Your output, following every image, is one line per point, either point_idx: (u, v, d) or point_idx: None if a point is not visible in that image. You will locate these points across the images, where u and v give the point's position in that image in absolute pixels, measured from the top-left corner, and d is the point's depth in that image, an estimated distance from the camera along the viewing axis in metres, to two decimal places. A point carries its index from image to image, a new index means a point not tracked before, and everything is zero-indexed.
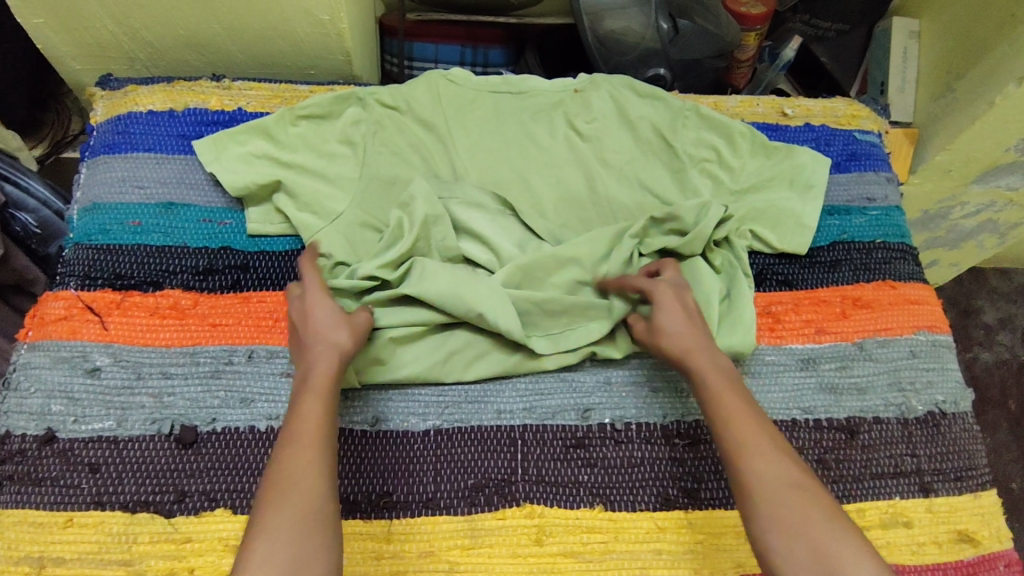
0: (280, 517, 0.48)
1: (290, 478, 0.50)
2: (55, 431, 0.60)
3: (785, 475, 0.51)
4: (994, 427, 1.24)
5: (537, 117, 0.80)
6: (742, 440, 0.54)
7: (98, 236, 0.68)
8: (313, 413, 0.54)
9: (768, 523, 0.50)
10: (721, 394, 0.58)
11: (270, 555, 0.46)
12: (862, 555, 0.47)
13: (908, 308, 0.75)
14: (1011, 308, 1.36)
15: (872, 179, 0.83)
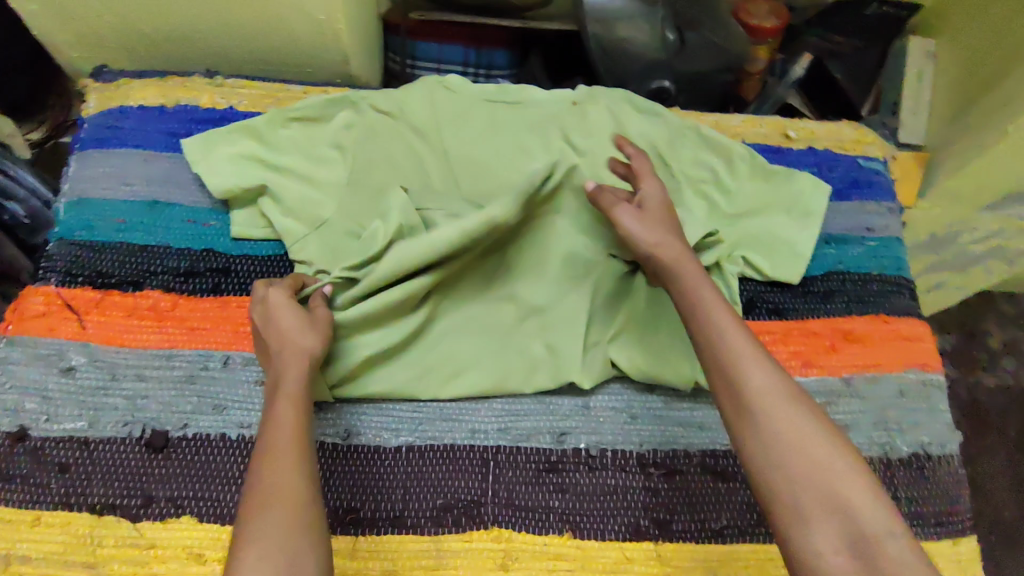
0: (270, 518, 0.46)
1: (272, 479, 0.48)
2: (27, 429, 0.60)
3: (777, 385, 0.51)
4: (993, 453, 1.22)
5: (532, 129, 0.78)
6: (738, 350, 0.53)
7: (82, 232, 0.68)
8: (288, 416, 0.53)
9: (765, 435, 0.49)
10: (712, 308, 0.57)
11: (263, 554, 0.44)
12: (852, 468, 0.47)
13: (899, 344, 0.73)
14: (1018, 333, 1.33)
15: (873, 208, 0.81)
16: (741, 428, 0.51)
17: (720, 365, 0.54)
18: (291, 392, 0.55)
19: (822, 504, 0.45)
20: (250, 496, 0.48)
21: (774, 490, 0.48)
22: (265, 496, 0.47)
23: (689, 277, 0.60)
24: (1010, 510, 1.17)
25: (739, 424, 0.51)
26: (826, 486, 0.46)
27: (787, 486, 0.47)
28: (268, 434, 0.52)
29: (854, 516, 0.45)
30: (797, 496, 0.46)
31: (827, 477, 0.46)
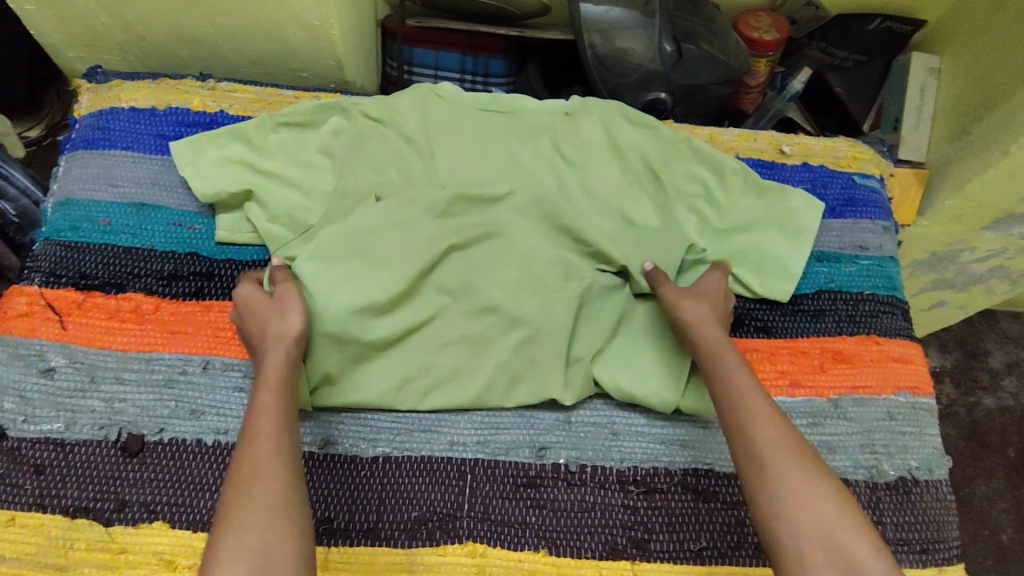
0: (248, 511, 0.48)
1: (253, 470, 0.50)
2: (4, 429, 0.60)
3: (789, 444, 0.54)
4: (991, 474, 1.20)
5: (523, 140, 0.78)
6: (754, 409, 0.57)
7: (67, 233, 0.68)
8: (270, 408, 0.55)
9: (776, 493, 0.52)
10: (732, 367, 0.60)
11: (241, 546, 0.46)
12: (855, 525, 0.50)
13: (889, 366, 0.72)
14: (1019, 353, 1.31)
15: (867, 227, 0.79)
16: (753, 483, 0.53)
17: (734, 424, 0.57)
18: (271, 379, 0.57)
19: (827, 560, 0.48)
20: (232, 487, 0.50)
21: (782, 542, 0.50)
22: (245, 488, 0.49)
23: (711, 336, 0.63)
24: (1006, 532, 1.15)
25: (751, 480, 0.54)
26: (833, 543, 0.49)
27: (794, 540, 0.50)
28: (250, 427, 0.54)
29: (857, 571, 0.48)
30: (803, 549, 0.49)
31: (832, 533, 0.49)
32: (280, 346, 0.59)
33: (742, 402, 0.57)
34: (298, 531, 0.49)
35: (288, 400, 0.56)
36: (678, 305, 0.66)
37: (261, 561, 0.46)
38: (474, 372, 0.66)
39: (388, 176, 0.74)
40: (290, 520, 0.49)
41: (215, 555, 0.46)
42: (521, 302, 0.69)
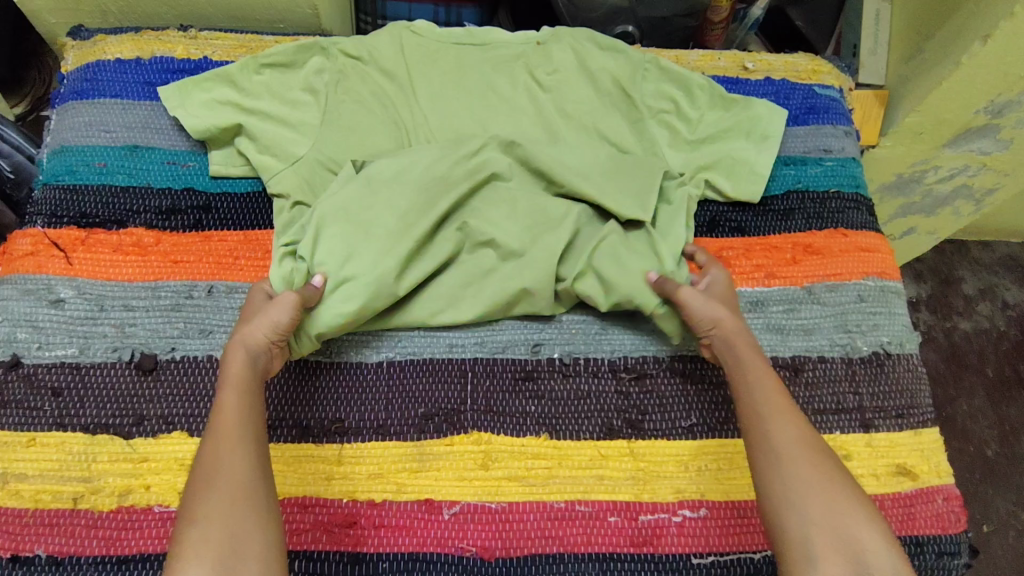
0: (211, 502, 0.49)
1: (213, 465, 0.51)
2: (20, 357, 0.62)
3: (805, 439, 0.55)
4: (971, 393, 1.23)
5: (499, 68, 0.80)
6: (774, 405, 0.58)
7: (65, 177, 0.71)
8: (230, 403, 0.55)
9: (791, 487, 0.53)
10: (748, 358, 0.61)
11: (206, 537, 0.48)
12: (866, 519, 0.52)
13: (858, 255, 0.76)
14: (992, 278, 1.35)
15: (830, 131, 0.84)
16: (767, 472, 0.55)
17: (752, 415, 0.58)
18: (233, 377, 0.56)
19: (834, 552, 0.50)
20: (196, 479, 0.51)
21: (792, 530, 0.52)
22: (206, 485, 0.50)
23: (732, 329, 0.63)
24: (990, 447, 1.18)
25: (765, 470, 0.55)
26: (842, 537, 0.50)
27: (805, 531, 0.51)
28: (213, 423, 0.54)
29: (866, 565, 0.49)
30: (811, 539, 0.51)
31: (843, 527, 0.51)
32: (240, 344, 0.59)
33: (763, 395, 0.59)
34: (264, 520, 0.50)
35: (252, 393, 0.56)
36: (711, 309, 0.64)
37: (223, 553, 0.47)
38: (461, 280, 0.69)
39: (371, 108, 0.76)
40: (256, 513, 0.50)
41: (180, 546, 0.47)
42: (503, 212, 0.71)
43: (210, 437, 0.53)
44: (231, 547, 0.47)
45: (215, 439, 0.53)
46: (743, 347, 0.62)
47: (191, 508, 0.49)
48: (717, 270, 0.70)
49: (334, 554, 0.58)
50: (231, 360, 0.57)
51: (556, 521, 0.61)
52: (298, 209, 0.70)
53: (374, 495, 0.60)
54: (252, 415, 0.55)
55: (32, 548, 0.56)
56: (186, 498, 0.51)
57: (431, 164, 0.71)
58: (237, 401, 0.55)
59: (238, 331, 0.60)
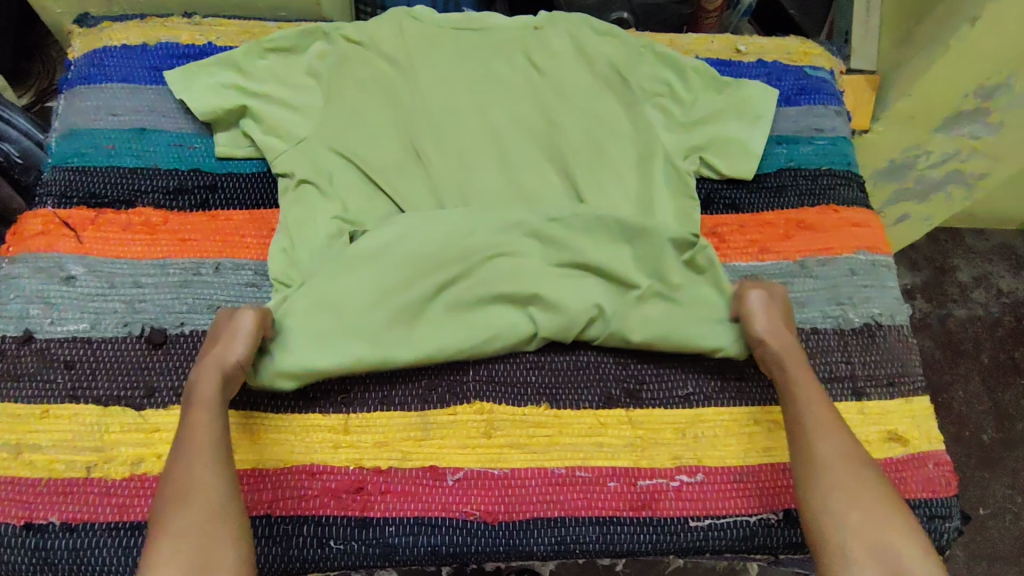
0: (184, 519, 0.50)
1: (185, 481, 0.52)
2: (33, 332, 0.64)
3: (848, 456, 0.57)
4: (967, 379, 1.25)
5: (497, 52, 0.81)
6: (817, 416, 0.59)
7: (74, 158, 0.72)
8: (202, 421, 0.55)
9: (828, 498, 0.55)
10: (799, 372, 0.62)
11: (178, 552, 0.49)
12: (906, 531, 0.53)
13: (849, 230, 0.78)
14: (986, 266, 1.37)
15: (821, 111, 0.85)
16: (809, 482, 0.57)
17: (798, 427, 0.60)
18: (205, 397, 0.57)
19: (872, 561, 0.51)
20: (166, 496, 0.52)
21: (830, 539, 0.54)
22: (178, 500, 0.51)
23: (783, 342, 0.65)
24: (986, 431, 1.20)
25: (807, 481, 0.57)
26: (881, 546, 0.52)
27: (844, 540, 0.53)
28: (184, 441, 0.55)
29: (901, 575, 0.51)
30: (848, 547, 0.53)
31: (881, 537, 0.52)
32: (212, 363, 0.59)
33: (811, 405, 0.60)
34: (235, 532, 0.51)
35: (222, 410, 0.57)
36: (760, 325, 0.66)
37: (196, 568, 0.48)
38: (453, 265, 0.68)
39: (372, 92, 0.77)
40: (229, 525, 0.51)
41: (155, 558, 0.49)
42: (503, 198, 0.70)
43: (181, 454, 0.54)
44: (204, 563, 0.48)
45: (187, 456, 0.54)
46: (791, 362, 0.63)
47: (162, 524, 0.50)
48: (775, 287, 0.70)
49: (341, 518, 0.60)
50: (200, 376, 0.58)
51: (557, 486, 0.62)
52: (303, 187, 0.71)
53: (380, 463, 0.62)
54: (221, 431, 0.56)
55: (45, 516, 0.58)
56: (158, 513, 0.52)
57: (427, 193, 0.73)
58: (208, 417, 0.56)
59: (209, 354, 0.60)
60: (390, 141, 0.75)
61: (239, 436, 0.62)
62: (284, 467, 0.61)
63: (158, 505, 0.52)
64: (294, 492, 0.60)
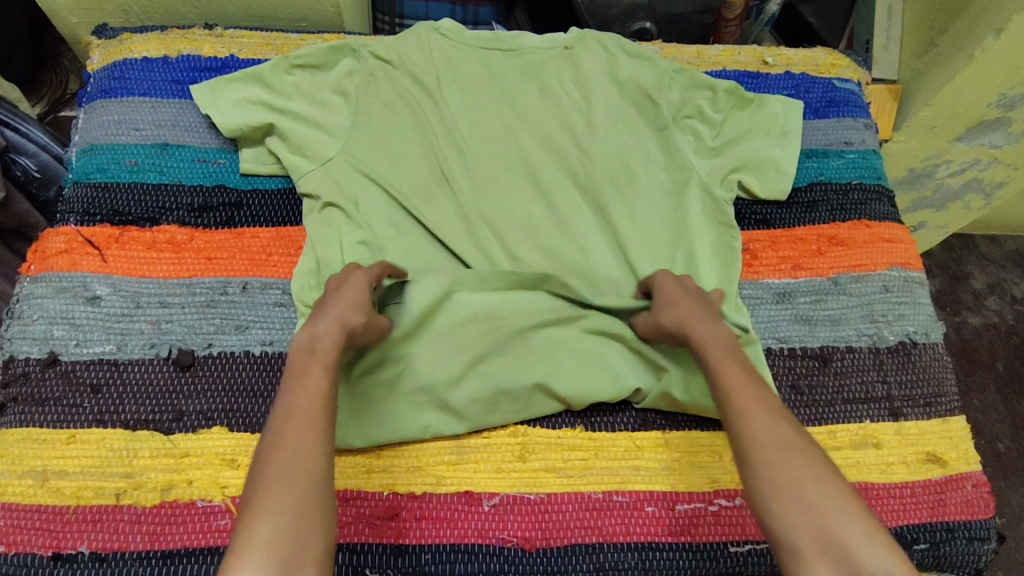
0: (288, 491, 0.43)
1: (295, 448, 0.46)
2: (57, 354, 0.63)
3: (779, 441, 0.49)
4: (982, 388, 1.24)
5: (527, 75, 0.80)
6: (742, 404, 0.53)
7: (96, 174, 0.71)
8: (317, 385, 0.50)
9: (766, 490, 0.48)
10: (718, 360, 0.57)
11: (278, 529, 0.41)
12: (858, 518, 0.44)
13: (882, 246, 0.77)
14: (1001, 274, 1.36)
15: (850, 124, 0.84)
16: (745, 484, 0.50)
17: (727, 421, 0.53)
18: (326, 357, 0.52)
19: (819, 558, 0.43)
20: (271, 460, 0.45)
21: (775, 539, 0.46)
22: (282, 469, 0.44)
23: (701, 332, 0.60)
24: (1002, 441, 1.19)
25: (745, 482, 0.50)
26: (822, 534, 0.44)
27: (789, 538, 0.45)
28: (292, 400, 0.49)
29: (852, 566, 0.42)
30: (793, 545, 0.45)
31: (825, 523, 0.44)
32: (335, 316, 0.56)
33: (738, 393, 0.54)
34: (328, 525, 0.44)
35: (335, 375, 0.52)
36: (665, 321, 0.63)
37: (290, 552, 0.41)
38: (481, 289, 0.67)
39: (399, 112, 0.76)
40: (324, 516, 0.44)
41: (247, 535, 0.41)
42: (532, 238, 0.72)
43: (291, 414, 0.48)
44: (300, 548, 0.41)
45: (297, 418, 0.47)
46: (713, 350, 0.58)
47: (264, 492, 0.43)
48: (661, 276, 0.67)
49: (376, 546, 0.58)
50: (319, 331, 0.55)
51: (595, 511, 0.61)
52: (328, 209, 0.70)
53: (414, 488, 0.61)
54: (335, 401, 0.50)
55: (74, 546, 0.56)
56: (253, 480, 0.45)
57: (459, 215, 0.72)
58: (321, 378, 0.50)
59: (338, 307, 0.57)
60: (418, 164, 0.74)
61: None
62: None
63: (258, 467, 0.45)
64: None
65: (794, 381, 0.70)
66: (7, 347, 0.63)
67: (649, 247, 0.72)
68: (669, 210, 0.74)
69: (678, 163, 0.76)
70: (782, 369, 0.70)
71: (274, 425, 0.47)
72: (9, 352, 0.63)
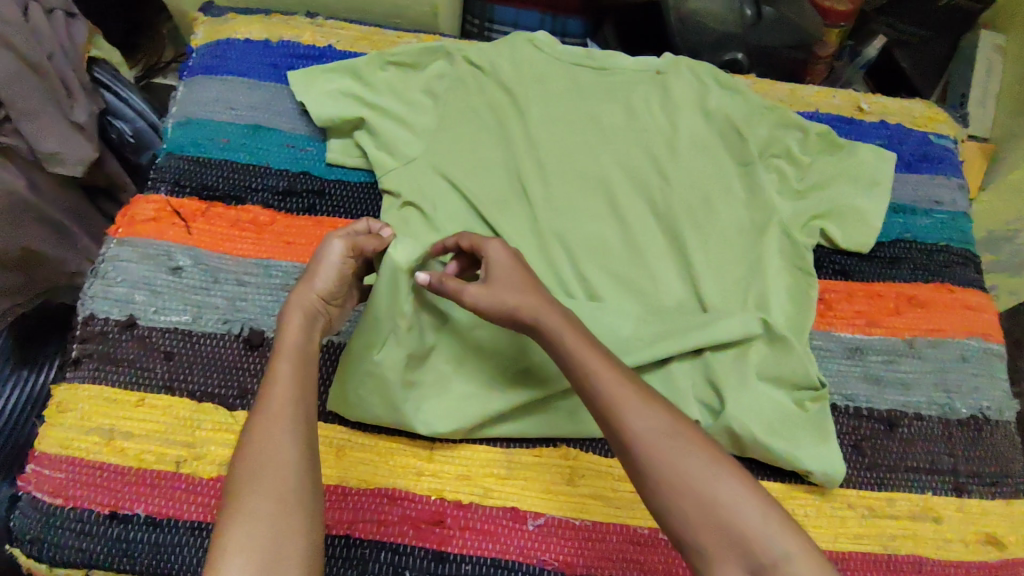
0: (260, 495, 0.45)
1: (262, 451, 0.47)
2: (135, 318, 0.65)
3: (656, 430, 0.48)
4: None
5: (617, 96, 0.80)
6: (617, 397, 0.50)
7: (189, 148, 0.73)
8: (286, 374, 0.51)
9: (660, 490, 0.47)
10: (579, 346, 0.53)
11: (255, 532, 0.43)
12: (751, 498, 0.46)
13: (963, 313, 0.74)
14: None
15: (942, 182, 0.82)
16: (640, 485, 0.48)
17: (602, 418, 0.50)
18: (290, 347, 0.53)
19: (730, 554, 0.44)
20: (239, 468, 0.47)
21: (681, 538, 0.46)
22: (255, 469, 0.46)
23: (551, 321, 0.54)
24: None
25: (637, 482, 0.48)
26: (725, 523, 0.45)
27: (694, 535, 0.45)
28: (262, 395, 0.50)
29: (753, 551, 0.44)
30: (702, 543, 0.45)
31: (724, 512, 0.45)
32: (297, 308, 0.55)
33: (609, 385, 0.51)
34: (311, 519, 0.46)
35: (312, 373, 0.53)
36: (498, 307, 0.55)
37: (269, 553, 0.43)
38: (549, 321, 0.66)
39: (485, 120, 0.77)
40: (304, 511, 0.46)
41: (224, 541, 0.43)
42: (600, 261, 0.71)
43: (264, 417, 0.49)
44: (279, 548, 0.43)
45: (268, 417, 0.49)
46: (572, 337, 0.53)
47: (238, 498, 0.45)
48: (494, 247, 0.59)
49: (419, 549, 0.59)
50: (289, 328, 0.54)
51: (639, 546, 0.60)
52: (406, 208, 0.71)
53: (461, 496, 0.61)
54: (306, 392, 0.51)
55: (131, 507, 0.58)
56: (228, 490, 0.47)
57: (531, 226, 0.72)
58: (291, 373, 0.51)
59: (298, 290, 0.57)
60: (499, 173, 0.74)
61: (326, 450, 0.62)
62: (367, 489, 0.61)
63: (232, 474, 0.47)
64: (374, 516, 0.59)
65: (857, 441, 0.67)
66: (88, 305, 0.66)
67: (720, 284, 0.71)
68: (748, 249, 0.73)
69: (761, 203, 0.74)
70: (845, 427, 0.68)
71: (245, 433, 0.49)
72: (89, 310, 0.65)
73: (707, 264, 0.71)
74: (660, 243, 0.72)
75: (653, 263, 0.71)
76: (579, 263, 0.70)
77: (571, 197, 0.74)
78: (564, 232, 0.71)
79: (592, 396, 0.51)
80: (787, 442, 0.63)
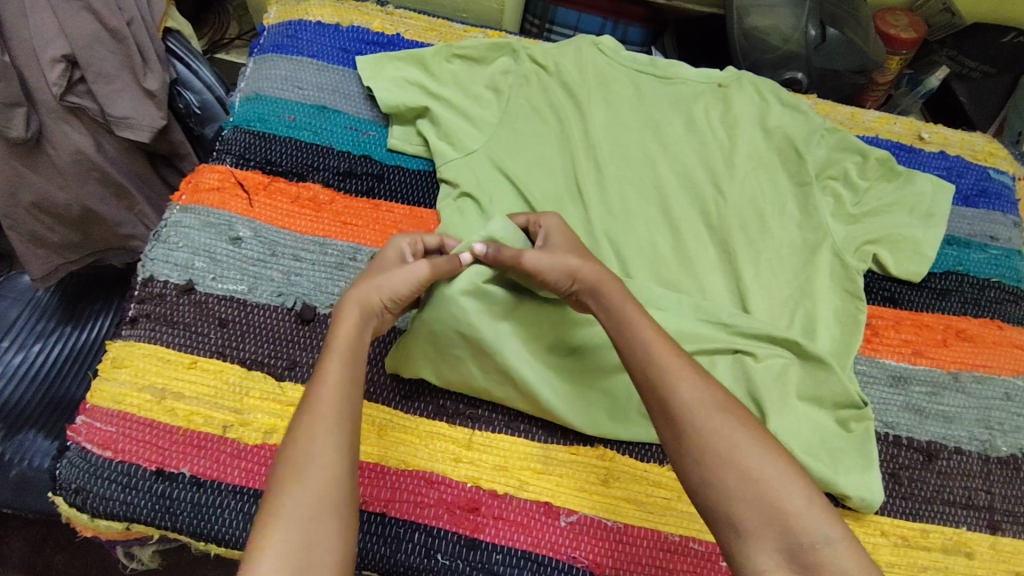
0: (298, 500, 0.46)
1: (306, 453, 0.48)
2: (194, 283, 0.67)
3: (706, 401, 0.50)
4: None
5: (676, 105, 0.80)
6: (667, 366, 0.52)
7: (255, 122, 0.75)
8: (334, 376, 0.52)
9: (703, 462, 0.48)
10: (634, 317, 0.56)
11: (289, 538, 0.44)
12: (791, 478, 0.47)
13: (1011, 351, 0.73)
14: None
15: (998, 219, 0.81)
16: (682, 453, 0.50)
17: (647, 385, 0.52)
18: (339, 350, 0.53)
19: (767, 529, 0.45)
20: (284, 466, 0.48)
21: (716, 511, 0.47)
22: (296, 471, 0.47)
23: (610, 290, 0.58)
24: None
25: (680, 450, 0.50)
26: (764, 499, 0.46)
27: (730, 508, 0.47)
28: (310, 396, 0.51)
29: (792, 530, 0.45)
30: (739, 517, 0.46)
31: (766, 488, 0.46)
32: (358, 300, 0.56)
33: (662, 357, 0.53)
34: (345, 530, 0.46)
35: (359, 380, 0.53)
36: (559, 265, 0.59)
37: (301, 558, 0.43)
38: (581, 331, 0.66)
39: (544, 117, 0.77)
40: (340, 520, 0.46)
41: (261, 541, 0.44)
42: (649, 266, 0.71)
43: (311, 419, 0.50)
44: (311, 554, 0.44)
45: (313, 421, 0.49)
46: (627, 307, 0.56)
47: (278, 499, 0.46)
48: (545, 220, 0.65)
49: (452, 534, 0.59)
50: (343, 324, 0.55)
51: (669, 553, 0.61)
52: (462, 199, 0.71)
53: (496, 486, 0.62)
54: (352, 395, 0.52)
55: (177, 465, 0.59)
56: (270, 487, 0.47)
57: (580, 224, 0.72)
58: (339, 377, 0.52)
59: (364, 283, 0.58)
60: (555, 171, 0.75)
61: (368, 428, 0.63)
62: (405, 470, 0.61)
63: (275, 473, 0.48)
64: (410, 497, 0.60)
65: (895, 470, 0.67)
66: (148, 266, 0.67)
67: (766, 299, 0.71)
68: (797, 267, 0.73)
69: (814, 224, 0.74)
70: (884, 455, 0.67)
71: (290, 432, 0.49)
72: (149, 271, 0.67)
73: (756, 279, 0.72)
74: (711, 254, 0.73)
75: (702, 273, 0.71)
76: (629, 264, 0.71)
77: (624, 200, 0.74)
78: (616, 235, 0.72)
79: (639, 367, 0.53)
80: (827, 465, 0.62)
